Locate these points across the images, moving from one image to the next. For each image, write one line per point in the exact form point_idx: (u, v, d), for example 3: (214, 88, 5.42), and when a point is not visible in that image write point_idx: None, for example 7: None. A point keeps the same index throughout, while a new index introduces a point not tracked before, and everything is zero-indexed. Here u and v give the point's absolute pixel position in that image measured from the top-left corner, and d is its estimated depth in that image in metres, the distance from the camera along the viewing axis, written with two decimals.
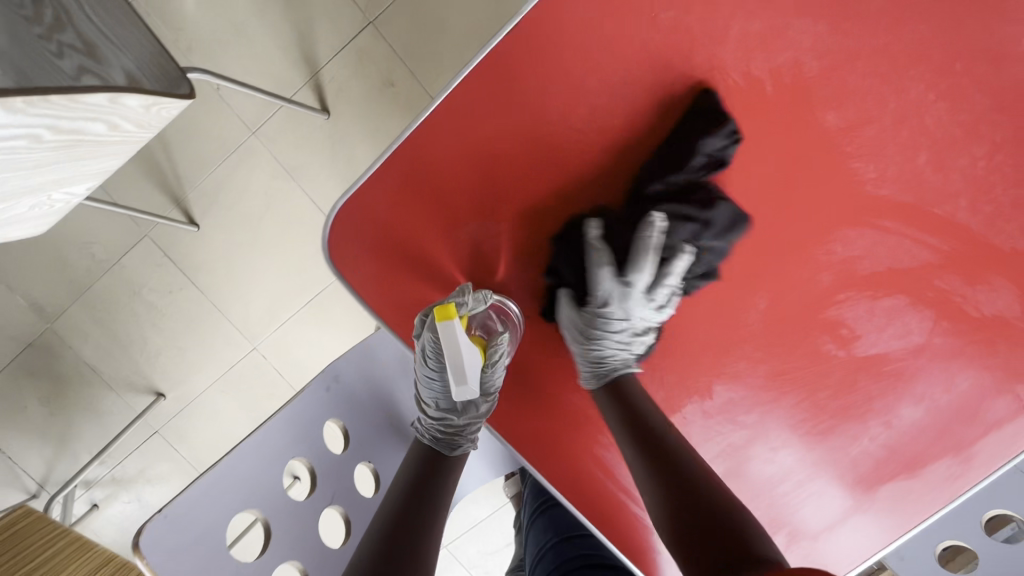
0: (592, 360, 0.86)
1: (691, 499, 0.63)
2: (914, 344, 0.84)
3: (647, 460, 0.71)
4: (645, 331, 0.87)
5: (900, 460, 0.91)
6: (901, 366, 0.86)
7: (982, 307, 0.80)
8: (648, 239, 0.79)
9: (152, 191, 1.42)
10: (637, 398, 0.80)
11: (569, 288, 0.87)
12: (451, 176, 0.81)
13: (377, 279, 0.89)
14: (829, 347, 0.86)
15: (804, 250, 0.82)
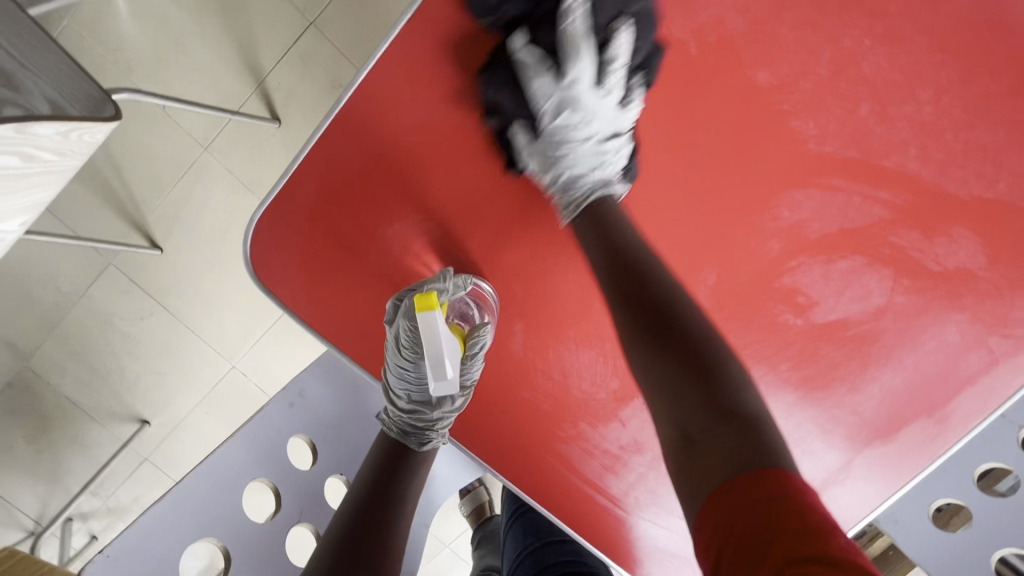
0: (566, 180, 0.75)
1: (690, 377, 0.55)
2: (875, 305, 0.82)
3: (642, 320, 0.61)
4: (614, 134, 0.74)
5: (875, 427, 0.88)
6: (864, 328, 0.84)
7: (943, 260, 0.78)
8: (570, 30, 0.68)
9: (109, 218, 1.38)
10: (622, 226, 0.71)
11: (519, 117, 0.75)
12: (363, 177, 0.81)
13: (305, 295, 0.86)
14: (786, 316, 0.85)
15: (748, 215, 0.81)
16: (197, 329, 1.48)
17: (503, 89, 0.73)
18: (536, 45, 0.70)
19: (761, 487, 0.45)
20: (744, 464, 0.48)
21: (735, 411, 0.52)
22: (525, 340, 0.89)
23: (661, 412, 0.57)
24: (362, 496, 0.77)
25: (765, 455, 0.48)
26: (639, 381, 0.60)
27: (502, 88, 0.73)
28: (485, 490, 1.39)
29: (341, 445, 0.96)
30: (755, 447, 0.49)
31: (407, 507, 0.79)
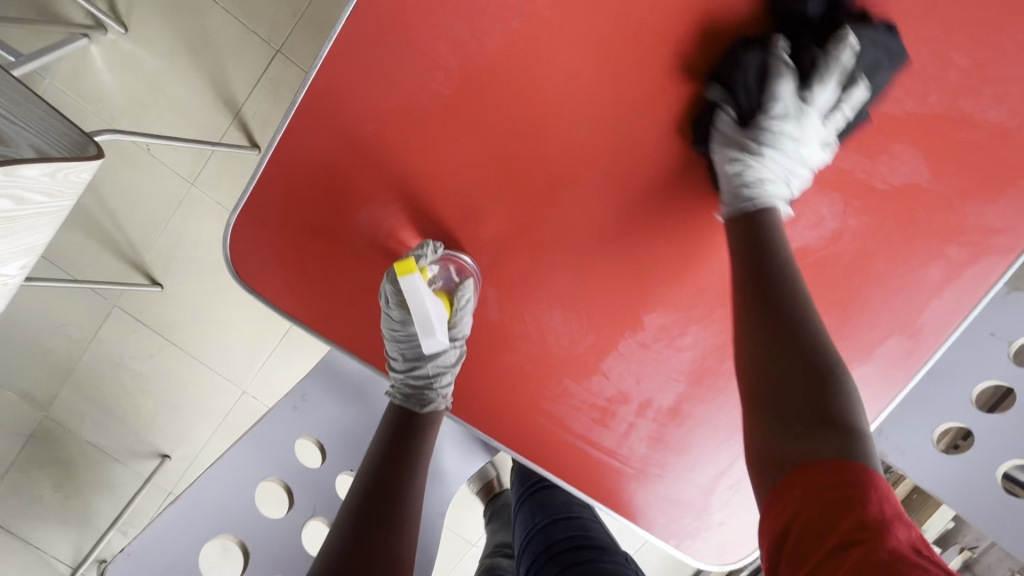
0: (737, 179, 0.74)
1: (806, 380, 0.58)
2: (830, 231, 0.83)
3: (770, 322, 0.63)
4: (809, 165, 0.76)
5: (849, 349, 0.88)
6: (825, 254, 0.84)
7: (891, 178, 0.79)
8: (841, 57, 0.69)
9: (109, 261, 1.43)
10: (772, 237, 0.70)
11: (736, 105, 0.75)
12: (329, 168, 0.82)
13: (291, 290, 0.89)
14: None
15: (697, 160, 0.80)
16: (205, 359, 1.53)
17: (748, 73, 0.72)
18: (775, 56, 0.71)
19: (839, 481, 0.49)
20: (830, 458, 0.51)
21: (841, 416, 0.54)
22: (502, 308, 0.91)
23: (763, 407, 0.60)
24: (379, 461, 0.80)
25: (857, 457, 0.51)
26: (744, 381, 0.64)
27: (757, 76, 0.72)
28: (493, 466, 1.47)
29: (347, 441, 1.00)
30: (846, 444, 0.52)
31: (420, 470, 0.81)
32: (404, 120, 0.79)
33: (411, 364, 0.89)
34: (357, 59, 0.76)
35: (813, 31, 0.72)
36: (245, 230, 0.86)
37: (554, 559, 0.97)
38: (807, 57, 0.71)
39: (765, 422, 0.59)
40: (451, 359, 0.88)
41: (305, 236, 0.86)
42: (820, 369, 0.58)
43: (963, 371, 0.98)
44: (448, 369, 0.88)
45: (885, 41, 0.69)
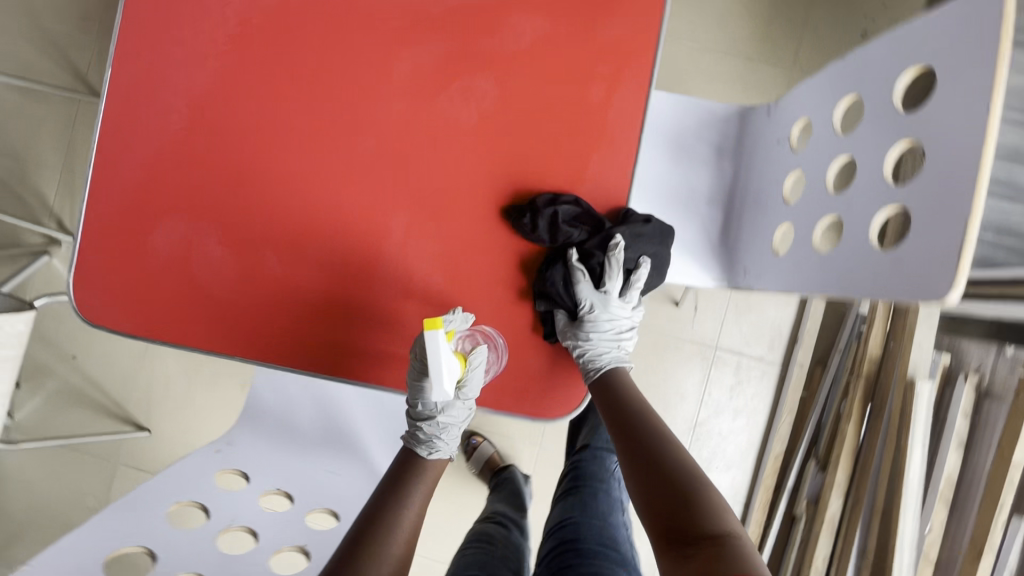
0: (583, 357, 0.85)
1: (680, 495, 0.66)
2: (490, 94, 0.81)
3: (640, 451, 0.74)
4: (630, 325, 0.91)
5: (564, 184, 0.82)
6: (491, 114, 0.81)
7: (517, 34, 0.81)
8: (614, 254, 0.84)
9: (103, 423, 1.66)
10: (632, 391, 0.84)
11: (563, 308, 0.84)
12: (140, 188, 0.84)
13: (134, 318, 0.84)
14: (502, 110, 0.81)
15: (437, 47, 0.81)
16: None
17: (560, 293, 0.83)
18: (572, 270, 0.84)
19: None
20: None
21: (712, 520, 0.63)
22: (345, 256, 0.83)
23: (651, 523, 0.66)
24: (367, 514, 0.79)
25: (734, 566, 0.57)
26: (632, 495, 0.71)
27: (569, 285, 0.84)
28: (489, 445, 1.56)
29: (271, 465, 1.04)
30: (721, 552, 0.59)
31: (406, 510, 0.81)
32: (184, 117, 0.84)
33: (424, 416, 0.88)
34: (127, 96, 0.84)
35: (601, 246, 0.83)
36: (81, 276, 0.84)
37: (574, 554, 0.96)
38: (600, 257, 0.84)
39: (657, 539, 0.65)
40: (457, 414, 0.87)
41: (132, 260, 0.83)
42: (687, 482, 0.68)
43: (771, 180, 1.01)
44: (454, 427, 0.88)
45: (649, 228, 0.85)
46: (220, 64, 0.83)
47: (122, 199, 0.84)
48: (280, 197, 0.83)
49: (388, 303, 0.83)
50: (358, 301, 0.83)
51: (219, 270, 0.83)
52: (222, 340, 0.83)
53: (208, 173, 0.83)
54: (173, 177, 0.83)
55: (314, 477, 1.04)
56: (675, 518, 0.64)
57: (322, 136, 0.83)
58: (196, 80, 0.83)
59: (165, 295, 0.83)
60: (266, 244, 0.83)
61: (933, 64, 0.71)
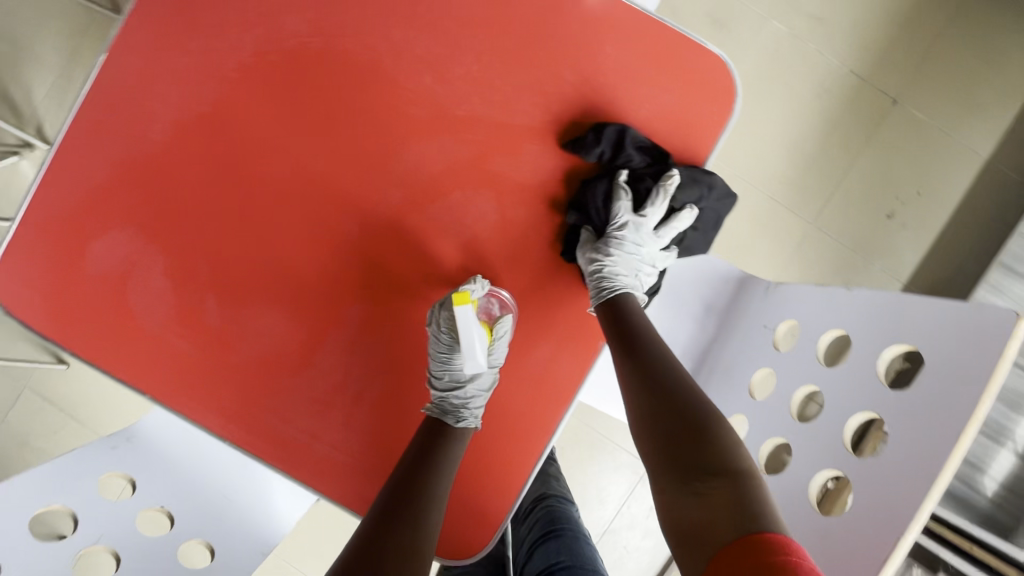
0: (599, 272, 0.76)
1: (693, 438, 0.60)
2: (489, 218, 0.77)
3: (651, 388, 0.68)
4: (653, 263, 0.83)
5: (532, 333, 0.78)
6: (482, 238, 0.77)
7: (534, 170, 0.77)
8: (665, 186, 0.78)
9: (21, 344, 1.58)
10: (638, 319, 0.76)
11: (593, 223, 0.79)
12: (99, 189, 0.77)
13: (51, 319, 0.77)
14: (494, 238, 0.77)
15: (450, 154, 0.77)
16: (102, 431, 1.59)
17: (597, 203, 0.78)
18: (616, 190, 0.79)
19: (755, 540, 0.49)
20: (732, 517, 0.52)
21: (727, 464, 0.57)
22: (289, 330, 0.77)
23: (665, 469, 0.61)
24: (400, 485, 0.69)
25: (762, 514, 0.51)
26: (642, 425, 0.67)
27: (609, 199, 0.79)
28: None
29: (161, 479, 0.98)
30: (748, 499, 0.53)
31: (442, 484, 0.71)
32: (165, 133, 0.77)
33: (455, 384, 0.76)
34: (114, 89, 0.77)
35: (654, 172, 0.79)
36: (10, 256, 0.77)
37: None
38: (649, 181, 0.79)
39: (666, 470, 0.61)
40: (485, 383, 0.77)
41: (68, 258, 0.77)
42: (702, 421, 0.62)
43: (743, 363, 0.99)
44: (479, 398, 0.77)
45: (707, 178, 0.78)
46: (222, 90, 0.77)
47: (77, 191, 0.77)
48: (241, 247, 0.77)
49: (311, 393, 0.77)
50: (282, 381, 0.77)
51: (153, 302, 0.77)
52: (130, 370, 0.77)
53: (174, 197, 0.77)
54: (136, 188, 0.77)
55: (200, 505, 0.98)
56: (687, 459, 0.59)
57: (303, 201, 0.77)
58: (191, 96, 0.77)
59: (90, 305, 0.77)
60: (209, 290, 0.77)
61: (924, 353, 0.70)
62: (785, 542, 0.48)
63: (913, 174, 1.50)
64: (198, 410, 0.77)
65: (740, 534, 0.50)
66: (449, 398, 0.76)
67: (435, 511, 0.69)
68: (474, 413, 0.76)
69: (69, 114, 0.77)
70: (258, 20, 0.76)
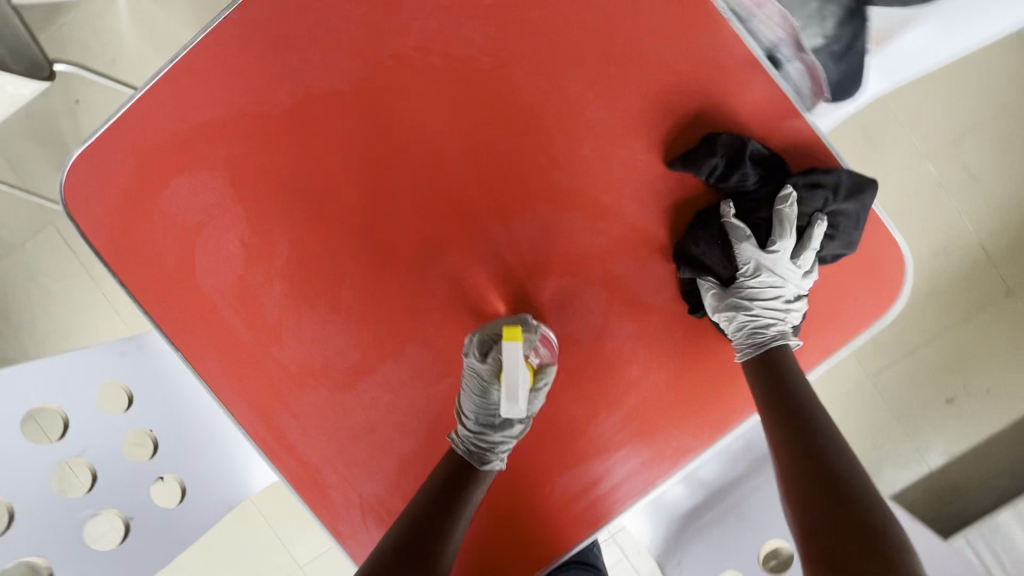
0: (744, 328, 0.66)
1: (839, 514, 0.47)
2: (589, 324, 0.70)
3: (792, 442, 0.55)
4: (798, 295, 0.67)
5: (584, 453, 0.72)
6: (573, 338, 0.70)
7: (656, 290, 0.69)
8: (783, 210, 0.65)
9: None
10: (794, 374, 0.61)
11: (716, 274, 0.67)
12: (202, 134, 0.70)
13: (113, 247, 0.72)
14: (586, 344, 0.70)
15: (577, 243, 0.69)
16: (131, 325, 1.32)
17: (715, 249, 0.67)
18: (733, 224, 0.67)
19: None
20: None
21: (887, 551, 0.44)
22: (345, 352, 0.72)
23: (805, 541, 0.48)
24: (434, 503, 0.59)
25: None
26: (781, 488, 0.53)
27: (722, 233, 0.67)
28: None
29: (157, 404, 0.90)
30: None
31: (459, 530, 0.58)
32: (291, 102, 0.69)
33: (485, 426, 0.66)
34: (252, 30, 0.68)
35: (762, 197, 0.67)
36: (87, 159, 0.70)
37: None
38: (765, 209, 0.67)
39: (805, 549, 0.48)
40: (516, 432, 0.66)
41: (150, 190, 0.71)
42: (854, 493, 0.49)
43: None
44: (511, 439, 0.66)
45: (832, 178, 0.65)
46: (368, 77, 0.68)
47: (181, 123, 0.70)
48: (327, 246, 0.71)
49: (344, 421, 0.72)
50: (319, 399, 0.72)
51: (220, 270, 0.71)
52: (174, 325, 0.72)
53: (278, 165, 0.70)
54: (243, 140, 0.70)
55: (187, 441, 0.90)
56: (841, 547, 0.46)
57: (409, 225, 0.71)
58: (332, 73, 0.68)
59: (157, 243, 0.72)
60: (281, 277, 0.71)
61: None
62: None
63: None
64: (227, 395, 0.72)
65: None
66: (480, 438, 0.65)
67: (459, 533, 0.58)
68: (502, 456, 0.66)
69: (190, 40, 0.67)
70: (435, 17, 0.67)
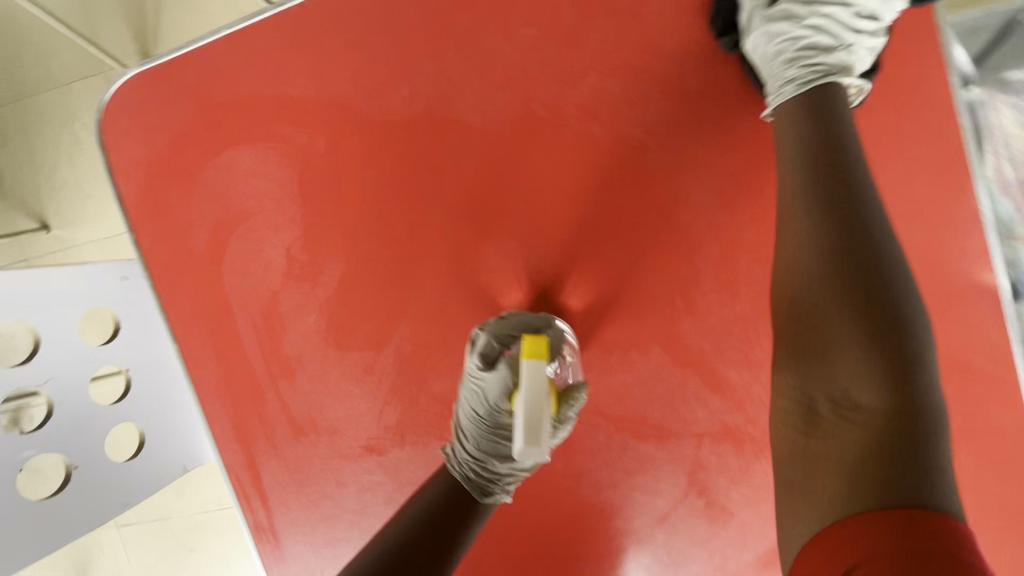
0: (789, 47, 0.48)
1: (843, 321, 0.38)
2: (650, 503, 0.56)
3: (804, 222, 0.41)
4: (874, 15, 0.48)
5: None
6: (623, 511, 0.57)
7: (744, 499, 0.55)
8: None
9: None
10: (841, 113, 0.45)
11: None
12: (286, 109, 0.56)
13: (142, 199, 0.59)
14: (636, 523, 0.57)
15: (674, 407, 0.55)
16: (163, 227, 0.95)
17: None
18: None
19: (910, 528, 0.32)
20: (885, 480, 0.34)
21: (902, 386, 0.36)
22: (360, 416, 0.59)
23: (793, 365, 0.41)
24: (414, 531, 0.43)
25: (926, 493, 0.33)
26: (780, 281, 0.42)
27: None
28: None
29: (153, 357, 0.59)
30: (913, 469, 0.34)
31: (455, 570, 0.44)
32: (401, 112, 0.54)
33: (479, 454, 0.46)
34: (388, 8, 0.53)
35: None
36: (147, 84, 0.57)
37: None
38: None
39: (796, 361, 0.41)
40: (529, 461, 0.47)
41: (205, 150, 0.58)
42: (883, 309, 0.37)
43: None
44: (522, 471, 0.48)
45: None
46: (502, 118, 0.53)
47: (267, 85, 0.55)
48: (381, 294, 0.57)
49: (332, 492, 0.61)
50: (314, 455, 0.61)
51: (253, 272, 0.59)
52: (182, 311, 0.60)
53: (359, 179, 0.56)
54: (329, 134, 0.56)
55: (171, 427, 0.59)
56: (840, 370, 0.38)
57: (483, 306, 0.56)
58: (464, 98, 0.53)
59: (194, 212, 0.59)
60: (317, 308, 0.58)
61: None
62: (949, 537, 0.31)
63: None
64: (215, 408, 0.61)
65: (878, 509, 0.33)
66: (484, 466, 0.47)
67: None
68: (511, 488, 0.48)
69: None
70: (614, 79, 0.51)
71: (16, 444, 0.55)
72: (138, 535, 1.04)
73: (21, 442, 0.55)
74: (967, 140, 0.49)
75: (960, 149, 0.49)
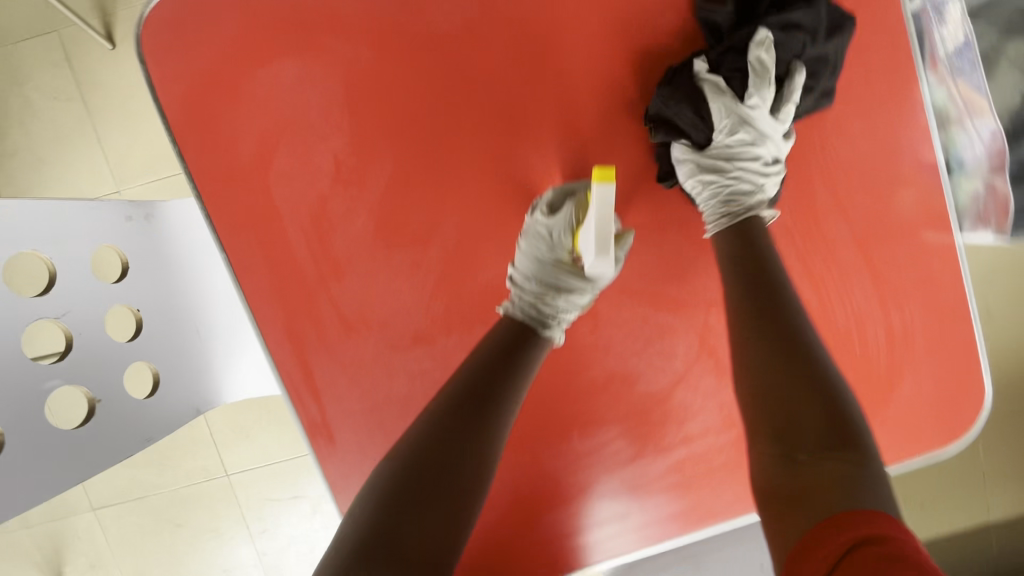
0: (728, 191, 0.59)
1: (785, 380, 0.46)
2: (669, 364, 0.66)
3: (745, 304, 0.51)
4: (776, 158, 0.60)
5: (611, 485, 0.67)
6: (646, 374, 0.66)
7: None
8: (756, 58, 0.58)
9: None
10: (759, 239, 0.56)
11: (688, 137, 0.60)
12: (330, 22, 0.60)
13: (184, 111, 0.61)
14: (657, 385, 0.66)
15: (687, 280, 0.64)
16: (124, 190, 0.93)
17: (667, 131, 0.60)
18: (843, 37, 0.59)
19: (862, 523, 0.36)
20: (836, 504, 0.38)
21: (843, 435, 0.42)
22: (407, 310, 0.65)
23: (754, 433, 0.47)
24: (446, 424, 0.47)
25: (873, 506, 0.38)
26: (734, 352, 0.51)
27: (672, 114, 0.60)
28: None
29: (159, 293, 0.66)
30: (859, 491, 0.39)
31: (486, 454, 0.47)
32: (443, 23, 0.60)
33: (541, 287, 0.58)
34: None
35: (726, 50, 0.59)
36: None
37: None
38: (786, 56, 0.59)
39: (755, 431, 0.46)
40: (580, 299, 0.59)
41: (249, 63, 0.61)
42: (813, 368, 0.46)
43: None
44: (572, 309, 0.59)
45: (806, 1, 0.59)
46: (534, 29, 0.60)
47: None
48: (427, 194, 0.63)
49: (382, 383, 0.66)
50: (364, 351, 0.66)
51: (303, 179, 0.62)
52: (228, 220, 0.62)
53: (403, 87, 0.61)
54: (373, 44, 0.60)
55: (183, 356, 0.68)
56: (788, 426, 0.44)
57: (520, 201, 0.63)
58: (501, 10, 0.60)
59: (239, 122, 0.62)
60: (365, 209, 0.63)
61: None
62: (894, 532, 0.36)
63: (956, 507, 0.87)
64: (263, 314, 0.64)
65: (834, 519, 0.37)
66: (541, 298, 0.58)
67: (471, 498, 0.44)
68: (562, 323, 0.58)
69: None
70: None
71: (38, 375, 0.62)
72: (117, 517, 1.01)
73: (43, 373, 0.62)
74: (914, 48, 0.61)
75: (905, 51, 0.61)
